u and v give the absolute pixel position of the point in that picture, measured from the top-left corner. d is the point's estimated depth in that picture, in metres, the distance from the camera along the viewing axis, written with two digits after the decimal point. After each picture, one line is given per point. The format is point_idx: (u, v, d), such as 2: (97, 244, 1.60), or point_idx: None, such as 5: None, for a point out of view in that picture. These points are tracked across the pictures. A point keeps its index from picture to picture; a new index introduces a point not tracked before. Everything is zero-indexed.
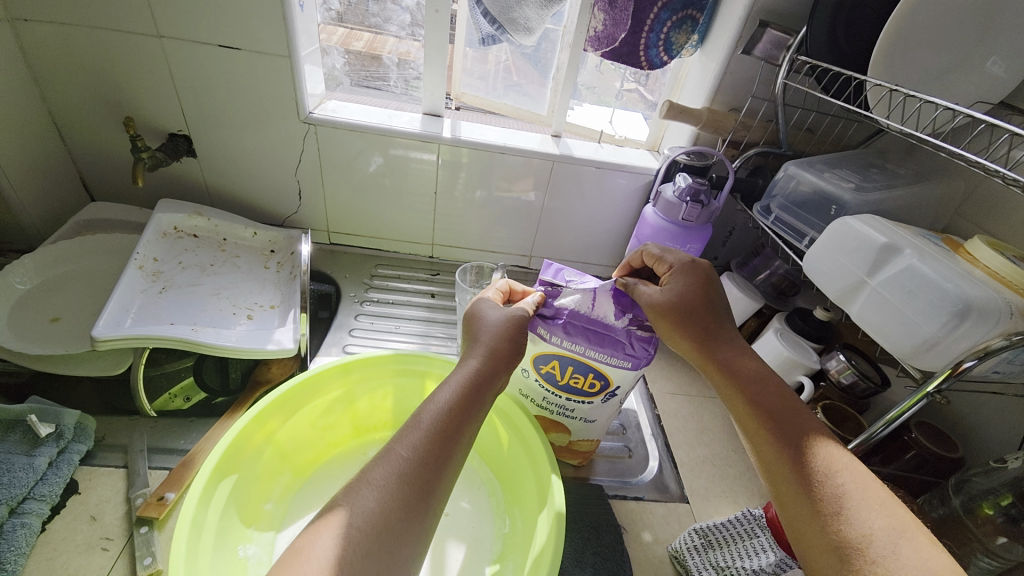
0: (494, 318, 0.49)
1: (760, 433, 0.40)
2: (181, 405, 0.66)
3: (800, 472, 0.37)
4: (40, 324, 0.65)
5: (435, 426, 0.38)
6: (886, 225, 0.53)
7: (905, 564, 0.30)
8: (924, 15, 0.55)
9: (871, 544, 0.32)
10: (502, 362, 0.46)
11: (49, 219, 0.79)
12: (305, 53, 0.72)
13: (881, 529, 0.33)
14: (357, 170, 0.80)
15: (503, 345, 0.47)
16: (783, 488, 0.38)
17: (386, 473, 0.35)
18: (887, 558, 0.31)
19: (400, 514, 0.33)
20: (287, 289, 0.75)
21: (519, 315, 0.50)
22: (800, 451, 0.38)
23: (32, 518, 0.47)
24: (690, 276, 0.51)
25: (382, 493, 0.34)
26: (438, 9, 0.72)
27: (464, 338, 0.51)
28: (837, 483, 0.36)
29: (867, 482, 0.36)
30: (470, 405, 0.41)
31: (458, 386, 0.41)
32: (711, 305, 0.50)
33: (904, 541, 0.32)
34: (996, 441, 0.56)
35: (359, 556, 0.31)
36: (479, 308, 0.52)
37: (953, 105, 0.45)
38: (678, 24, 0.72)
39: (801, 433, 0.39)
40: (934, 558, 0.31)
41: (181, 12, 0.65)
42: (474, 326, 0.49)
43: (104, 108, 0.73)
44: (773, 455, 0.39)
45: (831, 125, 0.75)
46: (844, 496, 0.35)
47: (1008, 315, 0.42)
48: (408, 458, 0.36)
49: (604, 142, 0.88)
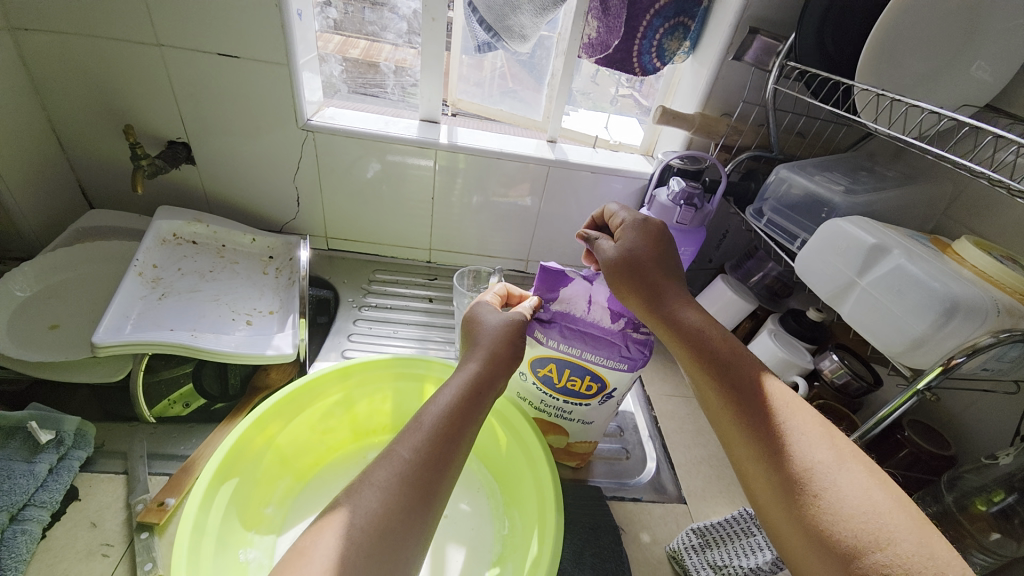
0: (493, 322, 0.50)
1: (708, 379, 0.41)
2: (180, 411, 0.65)
3: (749, 417, 0.38)
4: (40, 332, 0.65)
5: (436, 427, 0.38)
6: (875, 227, 0.55)
7: (845, 496, 0.32)
8: (909, 21, 0.56)
9: (817, 478, 0.33)
10: (501, 365, 0.46)
11: (47, 227, 0.79)
12: (303, 61, 0.73)
13: (823, 463, 0.34)
14: (354, 177, 0.81)
15: (502, 349, 0.47)
16: (734, 432, 0.38)
17: (388, 479, 0.35)
18: (834, 493, 0.32)
19: (402, 519, 0.34)
20: (286, 294, 0.75)
21: (520, 319, 0.50)
22: (750, 395, 0.39)
23: (32, 524, 0.47)
24: (643, 235, 0.50)
25: (386, 496, 0.34)
26: (434, 18, 0.73)
27: (463, 342, 0.51)
28: (783, 425, 0.37)
29: (812, 422, 0.37)
30: (470, 408, 0.41)
31: (459, 389, 0.42)
32: (659, 259, 0.49)
33: (850, 475, 0.33)
34: (987, 437, 0.57)
35: (365, 546, 0.32)
36: (473, 308, 0.53)
37: (938, 109, 0.46)
38: (670, 31, 0.74)
39: (746, 376, 0.40)
40: (882, 489, 0.32)
41: (180, 22, 0.65)
42: (474, 329, 0.50)
43: (103, 116, 0.74)
44: (723, 401, 0.40)
45: (821, 129, 0.76)
46: (791, 438, 0.36)
47: (995, 313, 0.43)
48: (410, 459, 0.36)
49: (599, 146, 0.90)
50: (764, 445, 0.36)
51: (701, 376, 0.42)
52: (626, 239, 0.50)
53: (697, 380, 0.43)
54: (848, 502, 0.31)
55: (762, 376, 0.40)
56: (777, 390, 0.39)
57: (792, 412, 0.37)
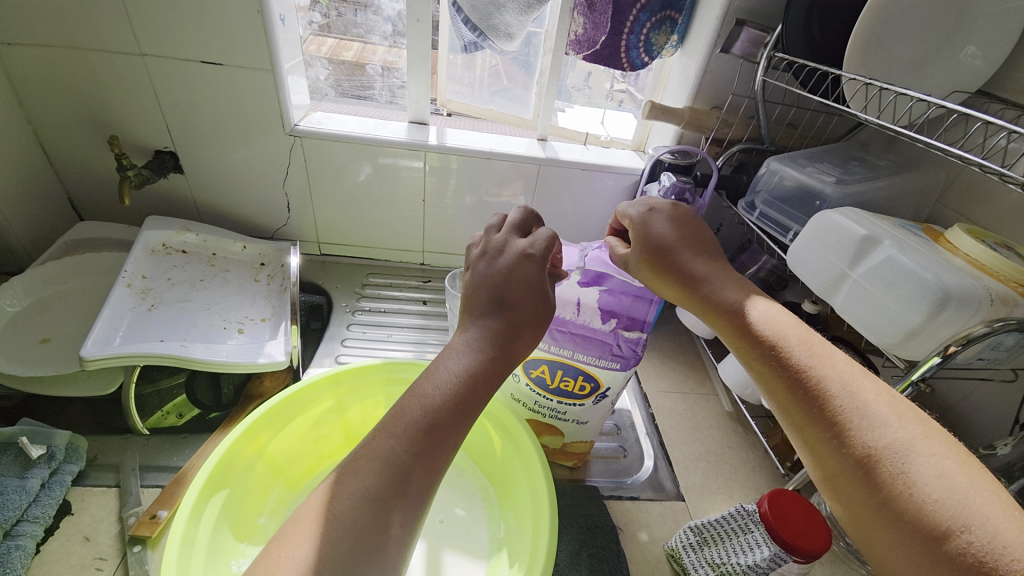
0: (505, 262, 0.41)
1: (759, 358, 0.39)
2: (174, 422, 0.64)
3: (809, 394, 0.36)
4: (30, 346, 0.65)
5: (417, 423, 0.33)
6: (865, 218, 0.54)
7: (921, 479, 0.30)
8: (895, 11, 0.55)
9: (888, 461, 0.32)
10: (523, 325, 0.39)
11: (38, 241, 0.79)
12: (288, 65, 0.72)
13: (896, 442, 0.32)
14: (346, 180, 0.80)
15: (521, 298, 0.39)
16: (793, 417, 0.37)
17: (367, 473, 0.30)
18: (906, 478, 0.31)
19: (366, 523, 0.29)
20: (277, 301, 0.75)
21: (532, 253, 0.42)
22: (803, 376, 0.36)
23: (26, 539, 0.47)
24: (660, 220, 0.50)
25: (357, 502, 0.30)
26: (419, 19, 0.72)
27: (468, 280, 0.41)
28: (847, 401, 0.34)
29: (883, 399, 0.34)
30: (479, 382, 0.36)
31: (469, 354, 0.36)
32: (689, 243, 0.48)
33: (926, 456, 0.31)
34: (987, 427, 0.57)
35: (336, 546, 0.28)
36: (520, 249, 0.42)
37: (928, 96, 0.45)
38: (657, 25, 0.73)
39: (802, 354, 0.38)
40: (959, 472, 0.30)
41: (164, 30, 0.65)
42: (490, 266, 0.41)
43: (89, 127, 0.73)
44: (778, 384, 0.38)
45: (812, 120, 0.76)
46: (858, 414, 0.34)
47: (988, 302, 0.43)
48: (386, 455, 0.31)
49: (590, 144, 0.89)
50: (827, 423, 0.34)
51: (753, 358, 0.40)
52: (650, 224, 0.49)
53: (745, 355, 0.40)
54: (923, 486, 0.30)
55: (819, 355, 0.37)
56: (837, 362, 0.37)
57: (856, 388, 0.35)
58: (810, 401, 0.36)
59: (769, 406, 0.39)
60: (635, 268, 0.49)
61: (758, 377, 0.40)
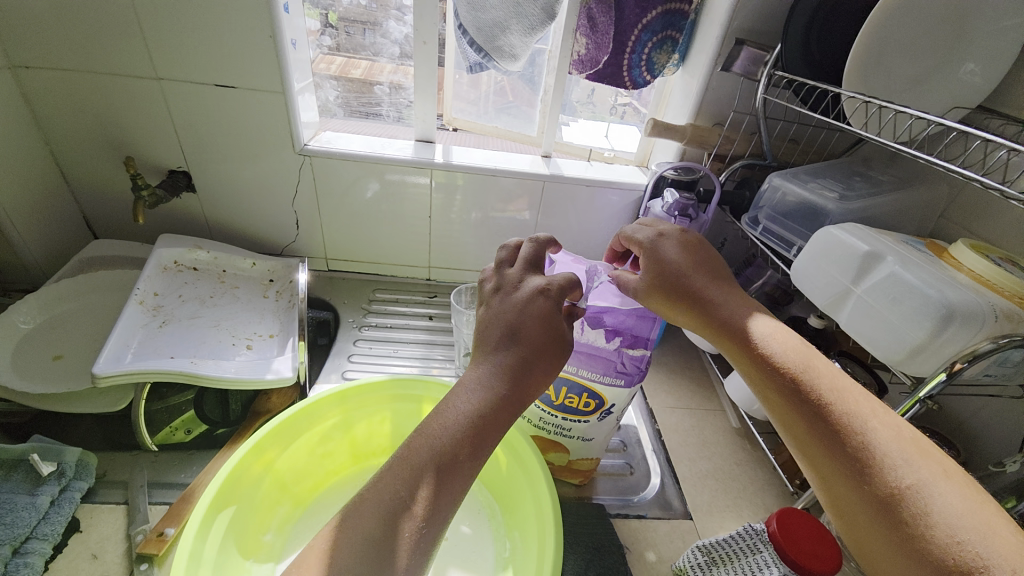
0: (523, 297, 0.42)
1: (776, 389, 0.39)
2: (182, 438, 0.65)
3: (828, 427, 0.36)
4: (43, 363, 0.66)
5: (431, 455, 0.33)
6: (867, 234, 0.54)
7: (941, 518, 0.30)
8: (893, 30, 0.56)
9: (909, 499, 0.32)
10: (541, 355, 0.39)
11: (52, 258, 0.80)
12: (299, 86, 0.74)
13: (916, 481, 0.32)
14: (354, 198, 0.82)
15: (536, 333, 0.39)
16: (811, 449, 0.36)
17: (374, 502, 0.32)
18: (928, 516, 0.31)
19: (369, 558, 0.30)
20: (285, 318, 0.76)
21: (550, 287, 0.42)
22: (822, 410, 0.36)
23: (35, 557, 0.48)
24: (673, 246, 0.50)
25: (362, 540, 0.31)
26: (425, 41, 0.74)
27: (484, 313, 0.42)
28: (866, 436, 0.35)
29: (900, 436, 0.35)
30: (495, 415, 0.36)
31: (487, 388, 0.37)
32: (702, 270, 0.48)
33: (946, 495, 0.31)
34: (998, 444, 0.56)
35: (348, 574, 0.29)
36: (536, 286, 0.43)
37: (926, 114, 0.46)
38: (658, 45, 0.75)
39: (820, 386, 0.38)
40: (976, 511, 0.30)
41: (179, 55, 0.67)
42: (505, 300, 0.42)
43: (104, 147, 0.75)
44: (795, 417, 0.37)
45: (814, 136, 0.77)
46: (876, 450, 0.34)
47: (993, 318, 0.43)
48: (398, 486, 0.32)
49: (594, 160, 0.90)
50: (848, 458, 0.34)
51: (769, 389, 0.40)
52: (662, 249, 0.50)
53: (761, 385, 0.40)
54: (944, 526, 0.30)
55: (837, 388, 0.37)
56: (853, 397, 0.37)
57: (874, 425, 0.35)
58: (829, 435, 0.35)
59: (784, 437, 0.39)
60: (643, 293, 0.48)
61: (775, 408, 0.39)
